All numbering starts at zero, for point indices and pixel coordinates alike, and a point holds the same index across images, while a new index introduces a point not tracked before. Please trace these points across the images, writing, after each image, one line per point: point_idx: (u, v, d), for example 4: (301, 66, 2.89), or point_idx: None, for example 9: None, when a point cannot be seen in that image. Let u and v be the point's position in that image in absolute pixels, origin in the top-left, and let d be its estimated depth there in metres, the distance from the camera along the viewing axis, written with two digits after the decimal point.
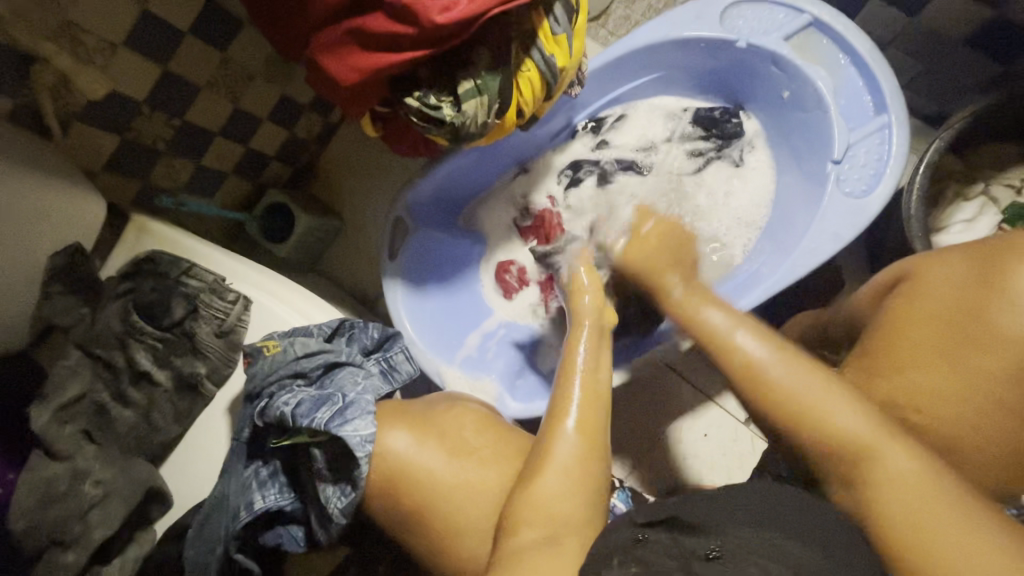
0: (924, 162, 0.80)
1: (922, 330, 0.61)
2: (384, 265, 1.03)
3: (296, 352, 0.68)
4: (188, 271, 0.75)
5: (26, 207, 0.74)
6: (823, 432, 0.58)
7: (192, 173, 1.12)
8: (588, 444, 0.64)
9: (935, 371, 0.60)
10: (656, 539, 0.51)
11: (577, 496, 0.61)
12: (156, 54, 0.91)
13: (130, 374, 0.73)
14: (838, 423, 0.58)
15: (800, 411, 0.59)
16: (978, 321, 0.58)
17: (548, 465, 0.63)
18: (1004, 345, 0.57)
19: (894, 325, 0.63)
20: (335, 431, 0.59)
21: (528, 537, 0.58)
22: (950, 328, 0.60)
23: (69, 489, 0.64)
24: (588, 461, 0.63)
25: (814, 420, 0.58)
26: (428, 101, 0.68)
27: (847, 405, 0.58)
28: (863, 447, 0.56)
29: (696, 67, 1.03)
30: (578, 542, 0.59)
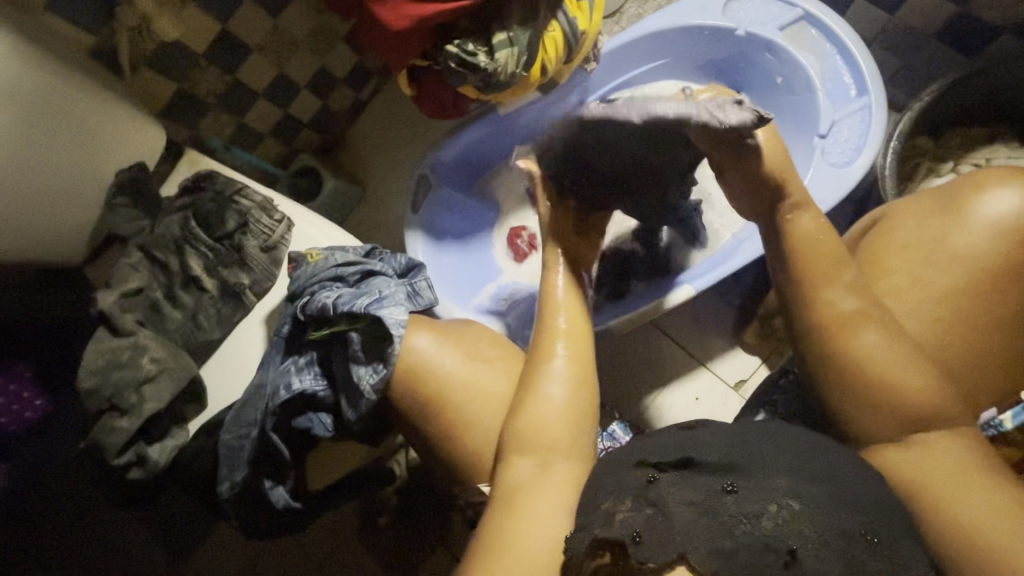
0: (896, 135, 0.90)
1: (897, 261, 0.68)
2: (408, 218, 1.12)
3: (336, 261, 0.77)
4: (240, 190, 0.83)
5: (101, 124, 0.82)
6: (883, 394, 0.61)
7: (234, 128, 1.21)
8: (575, 383, 0.70)
9: (921, 292, 0.66)
10: (668, 480, 0.55)
11: (571, 418, 0.68)
12: (216, 12, 1.01)
13: (182, 277, 0.81)
14: (895, 379, 0.61)
15: (861, 360, 0.62)
16: (943, 245, 0.67)
17: (539, 398, 0.69)
18: (964, 268, 0.65)
19: (870, 258, 0.70)
20: (373, 312, 0.70)
21: (526, 467, 0.65)
22: (918, 258, 0.67)
23: (129, 360, 0.73)
24: (577, 392, 0.70)
25: (878, 371, 0.62)
26: (466, 48, 0.77)
27: (902, 363, 0.61)
28: (909, 404, 0.61)
29: (698, 55, 1.13)
30: (571, 471, 0.65)
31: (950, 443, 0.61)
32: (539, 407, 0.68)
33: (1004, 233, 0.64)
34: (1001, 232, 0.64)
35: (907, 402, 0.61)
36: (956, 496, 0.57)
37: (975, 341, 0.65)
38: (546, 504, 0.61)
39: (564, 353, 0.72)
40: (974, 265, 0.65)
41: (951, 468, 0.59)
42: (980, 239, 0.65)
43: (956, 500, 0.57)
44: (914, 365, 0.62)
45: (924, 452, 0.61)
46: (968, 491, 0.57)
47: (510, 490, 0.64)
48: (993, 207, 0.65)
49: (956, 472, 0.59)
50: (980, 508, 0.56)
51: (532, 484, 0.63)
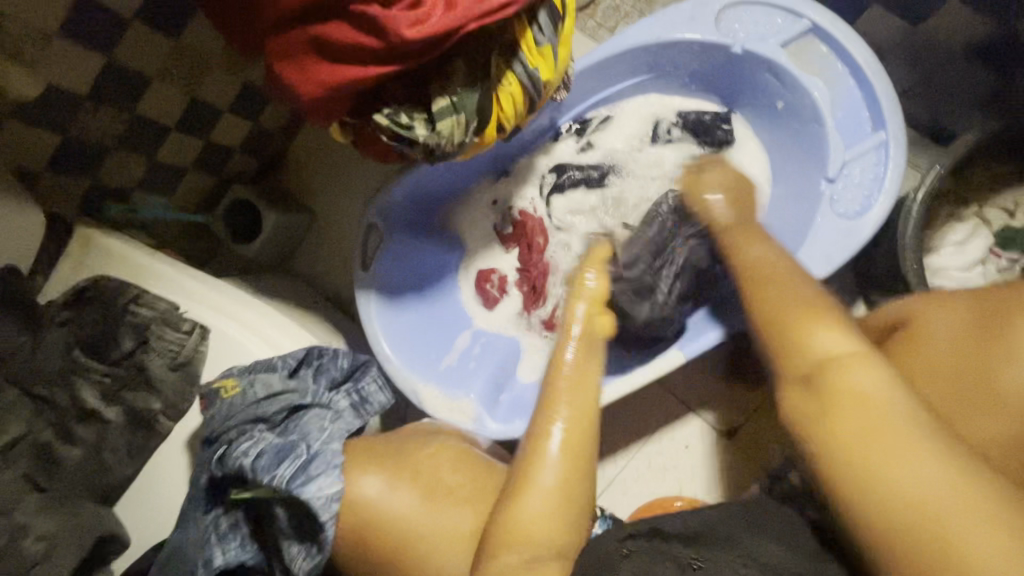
0: (924, 187, 0.78)
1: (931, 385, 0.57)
2: (357, 273, 0.98)
3: (256, 394, 0.64)
4: (137, 298, 0.69)
5: None
6: (812, 342, 0.50)
7: (147, 170, 1.03)
8: (574, 450, 0.60)
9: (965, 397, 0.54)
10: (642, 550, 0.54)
11: (568, 501, 0.58)
12: (92, 43, 0.81)
13: (76, 411, 0.67)
14: (826, 340, 0.50)
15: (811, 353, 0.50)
16: (981, 374, 0.54)
17: (540, 462, 0.59)
18: (1006, 414, 0.52)
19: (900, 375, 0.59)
20: (297, 493, 0.58)
21: (506, 561, 0.55)
22: (973, 356, 0.55)
23: (8, 545, 0.60)
24: (574, 467, 0.59)
25: (802, 303, 0.53)
26: (399, 120, 0.61)
27: (831, 323, 0.51)
28: (859, 391, 0.46)
29: (689, 68, 0.97)
30: (558, 544, 0.56)
31: (870, 389, 0.46)
32: (530, 493, 0.58)
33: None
34: None
35: (865, 394, 0.46)
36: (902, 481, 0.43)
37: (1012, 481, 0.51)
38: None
39: (570, 417, 0.62)
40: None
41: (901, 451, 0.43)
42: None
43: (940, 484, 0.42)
44: (842, 327, 0.51)
45: (858, 398, 0.46)
46: (911, 449, 0.43)
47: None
48: None
49: (909, 441, 0.44)
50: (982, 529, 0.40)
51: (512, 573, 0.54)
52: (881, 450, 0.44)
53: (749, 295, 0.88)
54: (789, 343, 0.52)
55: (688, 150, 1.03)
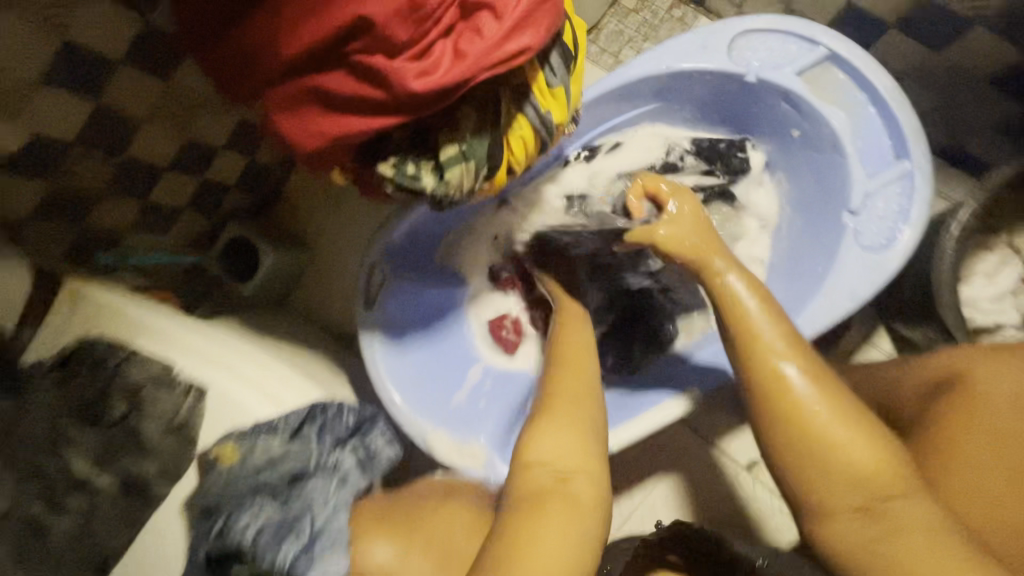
0: (959, 223, 0.77)
1: (977, 446, 0.60)
2: (360, 313, 0.92)
3: (257, 460, 0.62)
4: (127, 360, 0.65)
5: None
6: (830, 445, 0.60)
7: (138, 213, 0.98)
8: (576, 421, 0.69)
9: (981, 467, 0.59)
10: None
11: (575, 453, 0.65)
12: (82, 89, 0.75)
13: (65, 481, 0.63)
14: (841, 444, 0.59)
15: (830, 402, 0.61)
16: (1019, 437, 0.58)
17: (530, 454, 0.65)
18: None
19: (946, 435, 0.62)
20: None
21: (518, 505, 0.60)
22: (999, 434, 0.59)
23: None
24: (584, 439, 0.67)
25: (790, 410, 0.62)
26: (405, 170, 0.58)
27: (849, 429, 0.60)
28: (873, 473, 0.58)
29: (701, 97, 0.94)
30: (586, 491, 0.62)
31: (859, 455, 0.59)
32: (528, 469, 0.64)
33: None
34: None
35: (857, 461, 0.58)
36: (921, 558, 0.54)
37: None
38: (560, 532, 0.56)
39: (570, 401, 0.72)
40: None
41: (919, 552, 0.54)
42: None
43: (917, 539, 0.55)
44: (863, 435, 0.59)
45: (889, 508, 0.57)
46: (932, 550, 0.54)
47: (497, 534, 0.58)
48: None
49: (929, 557, 0.53)
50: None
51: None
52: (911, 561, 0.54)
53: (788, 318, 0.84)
54: (813, 429, 0.60)
55: (700, 178, 0.99)
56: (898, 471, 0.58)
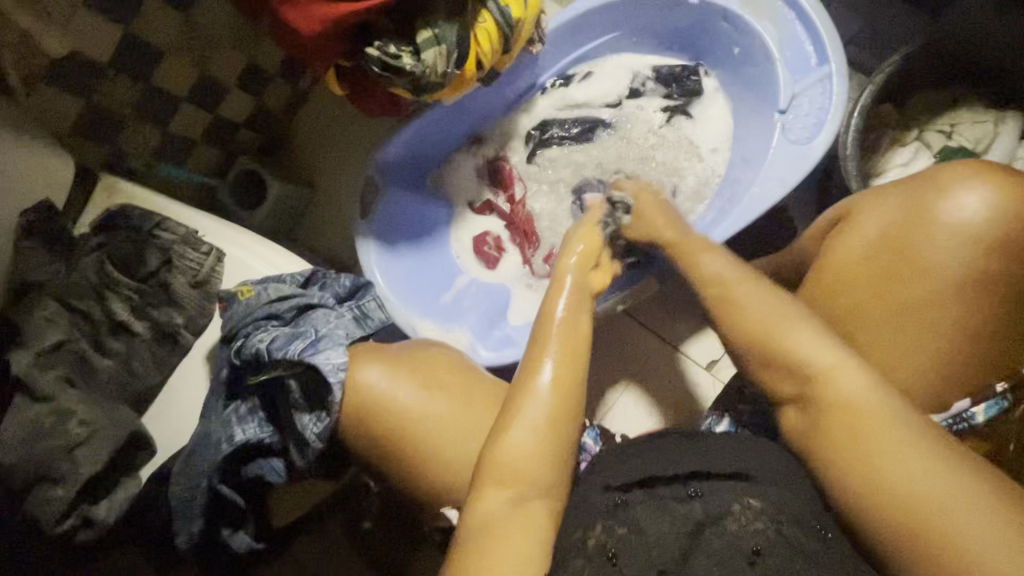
0: (858, 105, 0.87)
1: (854, 258, 0.71)
2: (357, 224, 1.04)
3: (269, 296, 0.73)
4: (161, 224, 0.78)
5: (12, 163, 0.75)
6: (785, 352, 0.62)
7: (161, 140, 1.09)
8: (563, 379, 0.64)
9: (879, 297, 0.69)
10: (634, 500, 0.62)
11: (569, 387, 0.64)
12: (115, 14, 0.88)
13: (108, 324, 0.75)
14: (800, 346, 0.62)
15: (779, 312, 0.64)
16: (909, 252, 0.67)
17: (529, 393, 0.63)
18: (928, 277, 0.66)
19: (842, 273, 0.71)
20: (309, 360, 0.66)
21: (496, 502, 0.59)
22: (890, 260, 0.69)
23: (54, 428, 0.67)
24: (563, 408, 0.63)
25: (763, 326, 0.64)
26: (389, 50, 0.70)
27: (806, 330, 0.63)
28: (857, 398, 0.58)
29: (656, 26, 1.07)
30: (558, 451, 0.62)
31: (819, 357, 0.61)
32: (524, 403, 0.63)
33: (980, 239, 0.64)
34: (965, 233, 0.65)
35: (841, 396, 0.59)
36: (941, 504, 0.52)
37: (929, 348, 0.66)
38: (525, 539, 0.57)
39: (556, 356, 0.65)
40: (935, 276, 0.66)
41: (910, 470, 0.54)
42: (949, 245, 0.65)
43: (952, 487, 0.52)
44: (817, 330, 0.63)
45: (863, 415, 0.57)
46: (923, 461, 0.54)
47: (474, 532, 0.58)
48: (959, 207, 0.66)
49: (918, 467, 0.54)
50: (937, 500, 0.52)
51: (507, 521, 0.58)
52: (904, 476, 0.54)
53: (730, 208, 0.95)
54: (773, 335, 0.63)
55: (659, 101, 1.10)
56: (898, 426, 0.56)
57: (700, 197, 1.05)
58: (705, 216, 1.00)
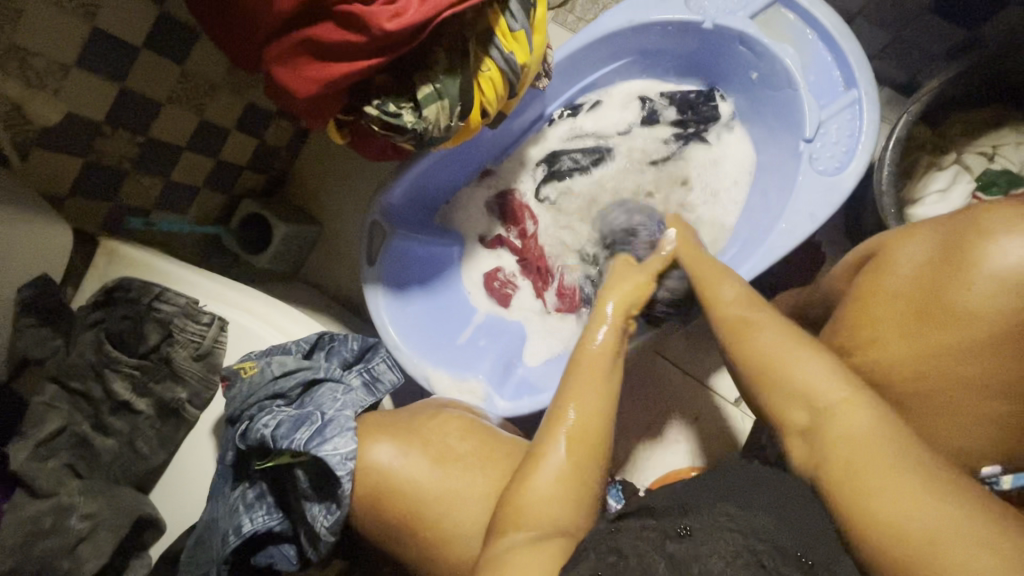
0: (896, 135, 0.80)
1: (886, 311, 0.62)
2: (364, 270, 0.97)
3: (274, 372, 0.70)
4: (159, 296, 0.75)
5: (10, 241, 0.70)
6: (793, 381, 0.57)
7: (162, 190, 1.03)
8: (582, 444, 0.62)
9: (907, 346, 0.61)
10: (630, 527, 0.51)
11: (585, 460, 0.61)
12: (107, 72, 0.82)
13: (109, 403, 0.73)
14: (806, 375, 0.57)
15: (779, 353, 0.59)
16: (939, 299, 0.58)
17: (540, 464, 0.61)
18: (964, 326, 0.56)
19: (859, 312, 0.65)
20: (315, 452, 0.62)
21: (517, 536, 0.56)
22: (915, 310, 0.60)
23: (54, 525, 0.65)
24: (585, 467, 0.60)
25: (766, 357, 0.60)
26: (387, 109, 0.67)
27: (812, 358, 0.58)
28: (822, 395, 0.55)
29: (667, 50, 1.01)
30: (566, 542, 0.56)
31: (817, 378, 0.56)
32: (537, 477, 0.60)
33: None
34: (1012, 289, 0.54)
35: (798, 385, 0.57)
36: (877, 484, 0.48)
37: (947, 388, 0.58)
38: (547, 565, 0.53)
39: (573, 424, 0.63)
40: (974, 328, 0.56)
41: (885, 485, 0.47)
42: (987, 296, 0.55)
43: (852, 450, 0.51)
44: (817, 353, 0.58)
45: (838, 435, 0.52)
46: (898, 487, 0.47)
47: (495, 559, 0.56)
48: (1002, 257, 0.54)
49: (883, 474, 0.48)
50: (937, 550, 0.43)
51: (519, 552, 0.55)
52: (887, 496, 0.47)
53: (755, 247, 0.90)
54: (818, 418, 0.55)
55: (674, 128, 1.06)
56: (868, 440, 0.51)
57: (720, 232, 1.02)
58: (726, 260, 0.95)
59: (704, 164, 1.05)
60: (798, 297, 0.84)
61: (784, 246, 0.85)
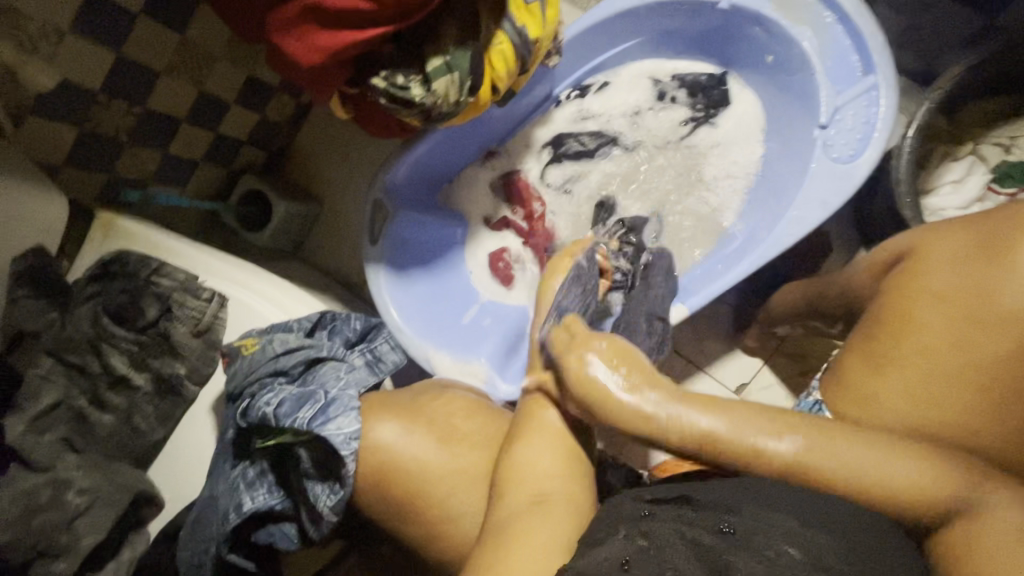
0: (915, 123, 0.79)
1: (933, 315, 0.60)
2: (366, 250, 0.95)
3: (276, 350, 0.69)
4: (158, 270, 0.74)
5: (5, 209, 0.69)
6: (857, 484, 0.51)
7: (160, 163, 1.00)
8: (574, 411, 0.61)
9: (951, 362, 0.59)
10: (662, 515, 0.51)
11: (578, 417, 0.61)
12: (104, 37, 0.79)
13: (107, 378, 0.71)
14: (883, 476, 0.51)
15: (853, 466, 0.51)
16: (985, 301, 0.58)
17: (533, 430, 0.60)
18: (1014, 326, 0.56)
19: (903, 322, 0.62)
20: (318, 431, 0.62)
21: (516, 501, 0.55)
22: (960, 312, 0.59)
23: (51, 499, 0.64)
24: (576, 422, 0.61)
25: (813, 474, 0.52)
26: (396, 81, 0.65)
27: (902, 463, 0.52)
28: (916, 497, 0.51)
29: (680, 30, 0.98)
30: (564, 498, 0.56)
31: (901, 471, 0.52)
32: (530, 440, 0.60)
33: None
34: None
35: (891, 488, 0.51)
36: (992, 550, 0.48)
37: (998, 402, 0.58)
38: (552, 532, 0.52)
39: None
40: (1023, 330, 0.56)
41: (1006, 544, 0.48)
42: None
43: (991, 535, 0.48)
44: (906, 455, 0.52)
45: (971, 518, 0.50)
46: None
47: (496, 525, 0.55)
48: None
49: (1015, 548, 0.47)
50: None
51: (522, 516, 0.54)
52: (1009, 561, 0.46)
53: (764, 235, 0.89)
54: (835, 477, 0.51)
55: (685, 111, 1.04)
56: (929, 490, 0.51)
57: (727, 218, 1.01)
58: (734, 248, 0.95)
59: (711, 149, 1.03)
60: (807, 286, 0.83)
61: (794, 233, 0.84)
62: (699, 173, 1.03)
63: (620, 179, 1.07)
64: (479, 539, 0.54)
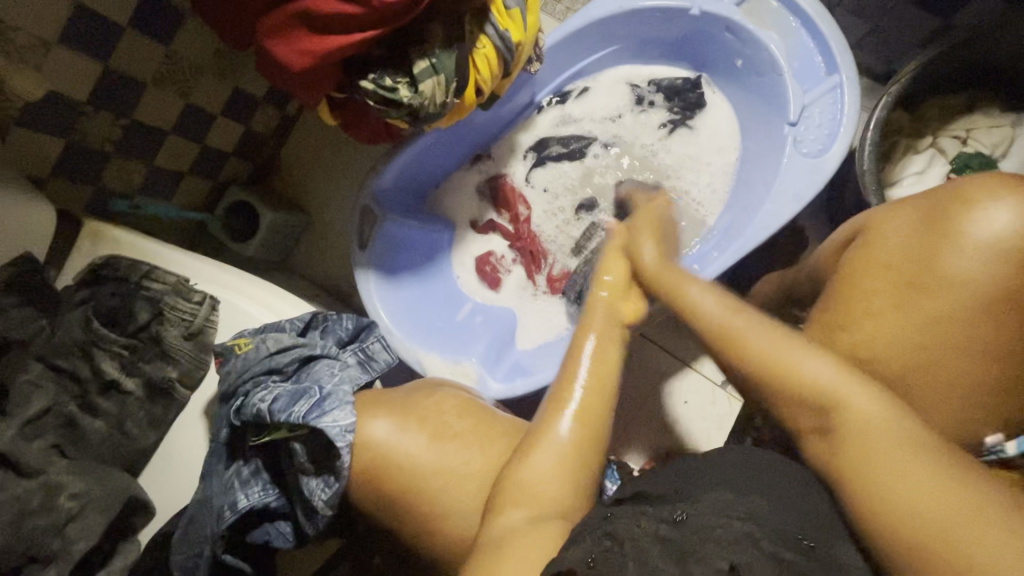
0: (875, 116, 0.83)
1: (878, 281, 0.64)
2: (355, 256, 0.96)
3: (269, 348, 0.70)
4: (148, 274, 0.74)
5: None
6: (790, 380, 0.55)
7: (145, 175, 1.01)
8: (589, 433, 0.61)
9: (897, 324, 0.62)
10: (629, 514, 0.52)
11: (588, 446, 0.61)
12: (91, 49, 0.80)
13: (98, 383, 0.71)
14: (804, 370, 0.55)
15: (775, 352, 0.57)
16: (931, 266, 0.61)
17: (544, 444, 0.60)
18: (950, 287, 0.60)
19: (861, 289, 0.65)
20: (314, 424, 0.63)
21: (514, 517, 0.56)
22: (907, 279, 0.63)
23: (42, 504, 0.63)
24: (587, 448, 0.61)
25: (767, 361, 0.57)
26: (384, 83, 0.67)
27: (813, 356, 0.55)
28: (818, 386, 0.53)
29: (655, 36, 1.03)
30: (561, 525, 0.56)
31: (822, 375, 0.54)
32: (538, 455, 0.60)
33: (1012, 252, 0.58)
34: (999, 252, 0.58)
35: (797, 377, 0.55)
36: (884, 471, 0.47)
37: (957, 367, 0.60)
38: (537, 551, 0.53)
39: (579, 409, 0.62)
40: (964, 288, 0.59)
41: (890, 460, 0.47)
42: (978, 260, 0.59)
43: (854, 440, 0.50)
44: (818, 353, 0.56)
45: (848, 428, 0.51)
46: (911, 467, 0.46)
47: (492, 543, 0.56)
48: (987, 222, 0.59)
49: (897, 454, 0.47)
50: (935, 499, 0.44)
51: (516, 533, 0.55)
52: (897, 481, 0.46)
53: (741, 230, 0.92)
54: (774, 369, 0.56)
55: (663, 115, 1.08)
56: (896, 427, 0.49)
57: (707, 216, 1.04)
58: (710, 245, 0.98)
59: (689, 151, 1.07)
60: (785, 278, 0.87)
61: (770, 226, 0.88)
62: (679, 173, 1.07)
63: (602, 180, 1.10)
64: (472, 556, 0.56)
